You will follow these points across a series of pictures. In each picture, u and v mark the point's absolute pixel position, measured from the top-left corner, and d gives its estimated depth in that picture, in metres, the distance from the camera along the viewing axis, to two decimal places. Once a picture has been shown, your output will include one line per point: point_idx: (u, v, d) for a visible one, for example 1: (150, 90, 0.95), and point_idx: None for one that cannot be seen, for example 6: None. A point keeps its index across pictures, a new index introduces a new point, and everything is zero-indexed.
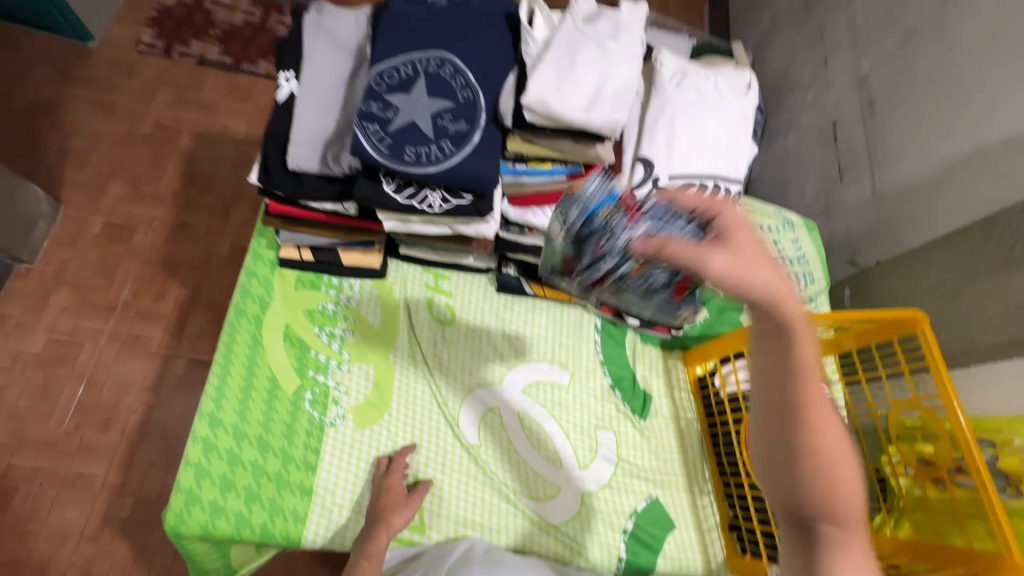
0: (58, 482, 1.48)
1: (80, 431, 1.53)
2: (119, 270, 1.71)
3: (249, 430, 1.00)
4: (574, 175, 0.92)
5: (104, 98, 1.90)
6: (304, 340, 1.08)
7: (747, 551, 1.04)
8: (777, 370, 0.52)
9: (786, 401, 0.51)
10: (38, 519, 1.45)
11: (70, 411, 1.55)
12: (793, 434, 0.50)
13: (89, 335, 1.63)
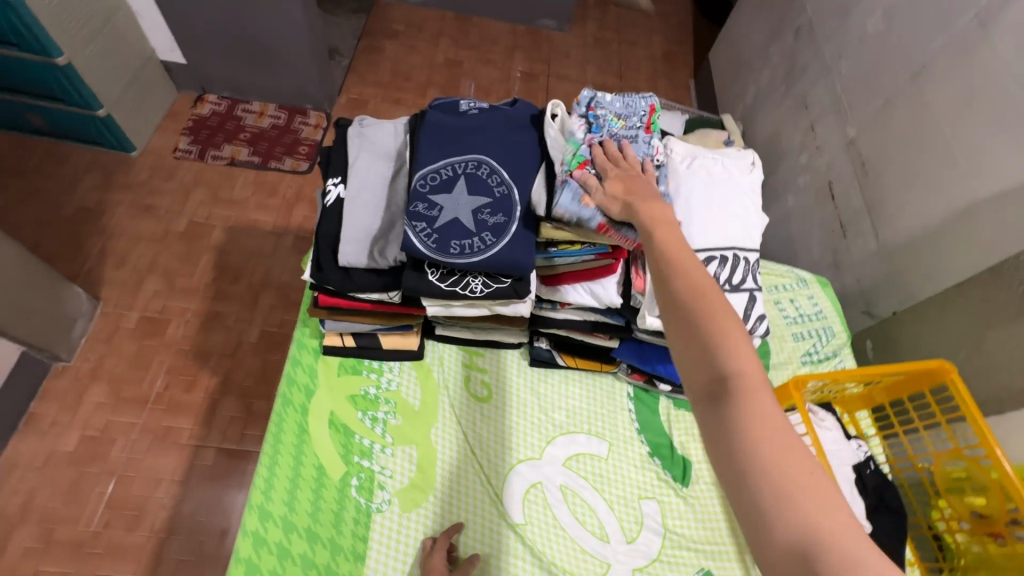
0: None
1: (108, 530, 1.52)
2: (150, 363, 1.77)
3: (298, 520, 1.00)
4: (602, 254, 0.98)
5: (143, 201, 2.04)
6: (349, 425, 1.11)
7: None
8: (676, 278, 0.66)
9: (683, 301, 0.63)
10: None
11: (98, 511, 1.54)
12: (689, 303, 0.62)
13: (121, 430, 1.65)
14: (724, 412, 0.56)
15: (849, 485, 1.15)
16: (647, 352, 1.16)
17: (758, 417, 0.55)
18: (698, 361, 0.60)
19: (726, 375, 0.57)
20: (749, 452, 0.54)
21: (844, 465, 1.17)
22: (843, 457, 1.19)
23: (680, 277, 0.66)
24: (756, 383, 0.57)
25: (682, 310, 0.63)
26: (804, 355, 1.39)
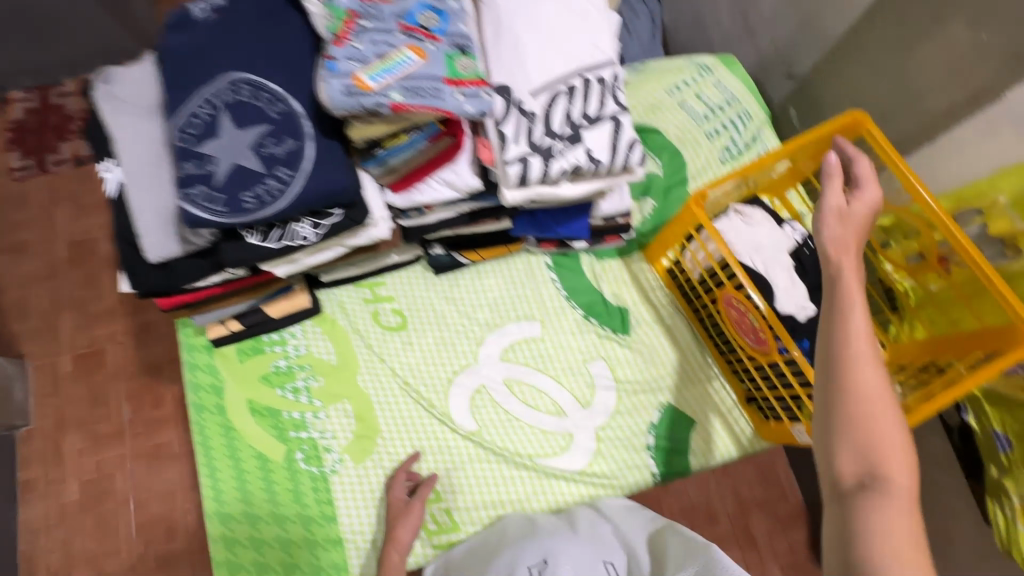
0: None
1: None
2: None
3: (260, 510, 1.00)
4: (435, 135, 0.82)
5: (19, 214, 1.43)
6: (272, 406, 1.06)
7: (770, 418, 1.03)
8: (840, 335, 0.66)
9: (836, 319, 0.67)
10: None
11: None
12: (849, 381, 0.63)
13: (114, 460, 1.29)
14: (867, 506, 0.58)
15: (790, 275, 1.09)
16: (541, 220, 1.04)
17: (892, 533, 0.56)
18: (847, 448, 0.62)
19: (886, 476, 0.59)
20: (881, 531, 0.56)
21: (781, 255, 1.10)
22: (779, 248, 1.11)
23: (857, 310, 0.66)
24: (902, 495, 0.58)
25: (838, 345, 0.66)
26: (723, 153, 1.24)
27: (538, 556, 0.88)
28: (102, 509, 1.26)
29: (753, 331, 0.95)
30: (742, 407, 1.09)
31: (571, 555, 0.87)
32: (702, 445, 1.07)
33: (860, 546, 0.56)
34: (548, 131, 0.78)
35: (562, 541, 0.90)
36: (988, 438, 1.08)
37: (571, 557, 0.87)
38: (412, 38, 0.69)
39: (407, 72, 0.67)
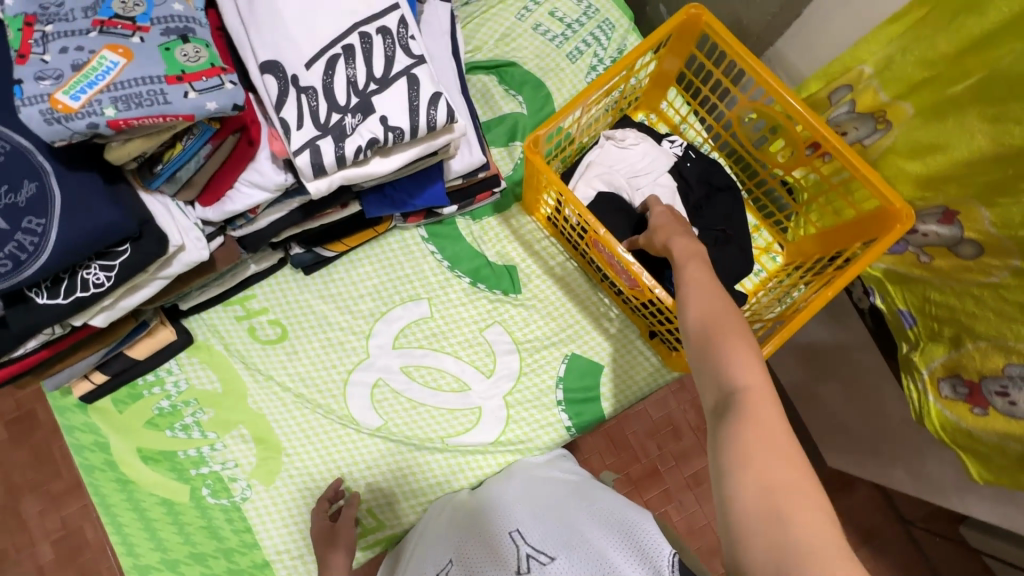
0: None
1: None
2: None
3: (178, 553, 0.97)
4: (216, 137, 0.72)
5: None
6: (165, 449, 1.01)
7: (673, 347, 0.99)
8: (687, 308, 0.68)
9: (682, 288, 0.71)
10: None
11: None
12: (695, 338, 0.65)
13: None
14: (727, 431, 0.55)
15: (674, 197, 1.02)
16: (393, 195, 0.93)
17: (747, 444, 0.53)
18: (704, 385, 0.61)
19: (732, 393, 0.57)
20: (743, 452, 0.53)
21: (661, 176, 1.03)
22: (657, 168, 1.03)
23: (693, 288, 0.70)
24: (758, 405, 0.55)
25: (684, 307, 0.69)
26: (590, 74, 1.13)
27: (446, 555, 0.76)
28: (84, 559, 1.13)
29: (626, 272, 0.92)
30: (647, 340, 1.06)
31: (476, 546, 0.74)
32: (614, 388, 1.04)
33: (730, 479, 0.53)
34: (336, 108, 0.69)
35: (469, 533, 0.76)
36: (894, 315, 1.06)
37: (476, 548, 0.73)
38: (112, 36, 0.59)
39: (114, 79, 0.57)
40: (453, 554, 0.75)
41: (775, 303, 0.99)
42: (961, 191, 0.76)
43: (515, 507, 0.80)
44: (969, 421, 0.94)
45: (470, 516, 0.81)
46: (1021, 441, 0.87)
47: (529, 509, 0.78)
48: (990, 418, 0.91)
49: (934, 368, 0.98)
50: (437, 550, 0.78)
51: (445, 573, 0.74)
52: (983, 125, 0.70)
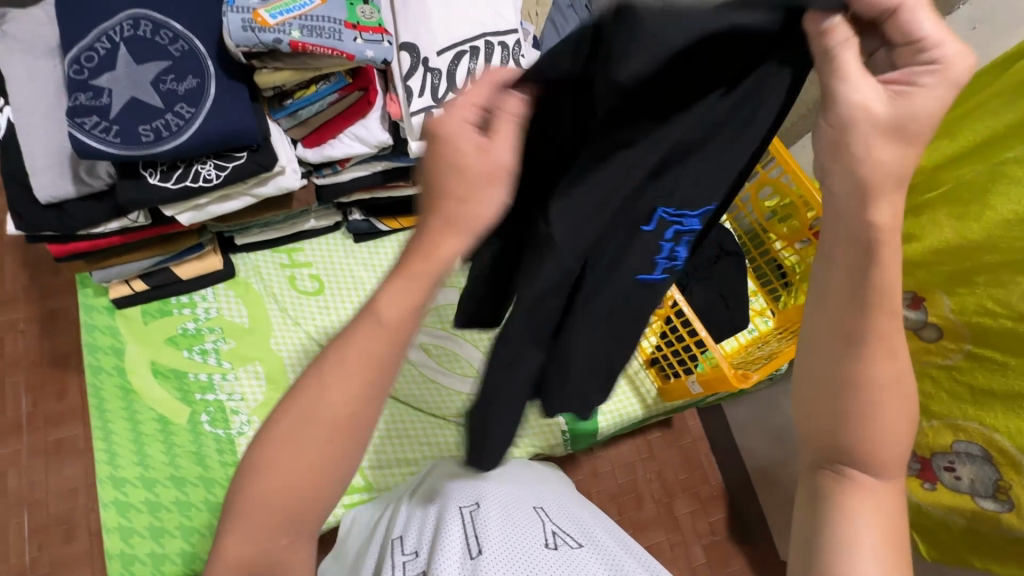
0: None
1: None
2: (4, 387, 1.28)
3: (159, 473, 0.96)
4: (345, 88, 0.85)
5: None
6: (177, 367, 1.03)
7: (671, 375, 1.10)
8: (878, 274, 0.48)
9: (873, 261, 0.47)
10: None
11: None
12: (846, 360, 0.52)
13: (6, 459, 1.23)
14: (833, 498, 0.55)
15: None
16: None
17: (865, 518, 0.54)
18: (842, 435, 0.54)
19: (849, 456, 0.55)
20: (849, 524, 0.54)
21: None
22: None
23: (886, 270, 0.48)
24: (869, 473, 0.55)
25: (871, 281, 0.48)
26: None
27: (470, 497, 0.74)
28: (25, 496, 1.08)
29: None
30: (647, 368, 1.16)
31: (502, 499, 0.74)
32: (611, 405, 1.13)
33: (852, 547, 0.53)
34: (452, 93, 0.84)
35: (494, 484, 0.77)
36: None
37: (503, 500, 0.74)
38: None
39: (304, 14, 0.72)
40: (482, 495, 0.73)
41: (761, 355, 1.14)
42: (929, 277, 0.96)
43: (531, 486, 0.82)
44: (920, 495, 1.04)
45: (491, 477, 0.82)
46: (963, 515, 0.98)
47: (544, 494, 0.81)
48: (937, 493, 1.01)
49: None
50: (459, 485, 0.77)
51: (470, 511, 0.71)
52: (951, 221, 0.90)
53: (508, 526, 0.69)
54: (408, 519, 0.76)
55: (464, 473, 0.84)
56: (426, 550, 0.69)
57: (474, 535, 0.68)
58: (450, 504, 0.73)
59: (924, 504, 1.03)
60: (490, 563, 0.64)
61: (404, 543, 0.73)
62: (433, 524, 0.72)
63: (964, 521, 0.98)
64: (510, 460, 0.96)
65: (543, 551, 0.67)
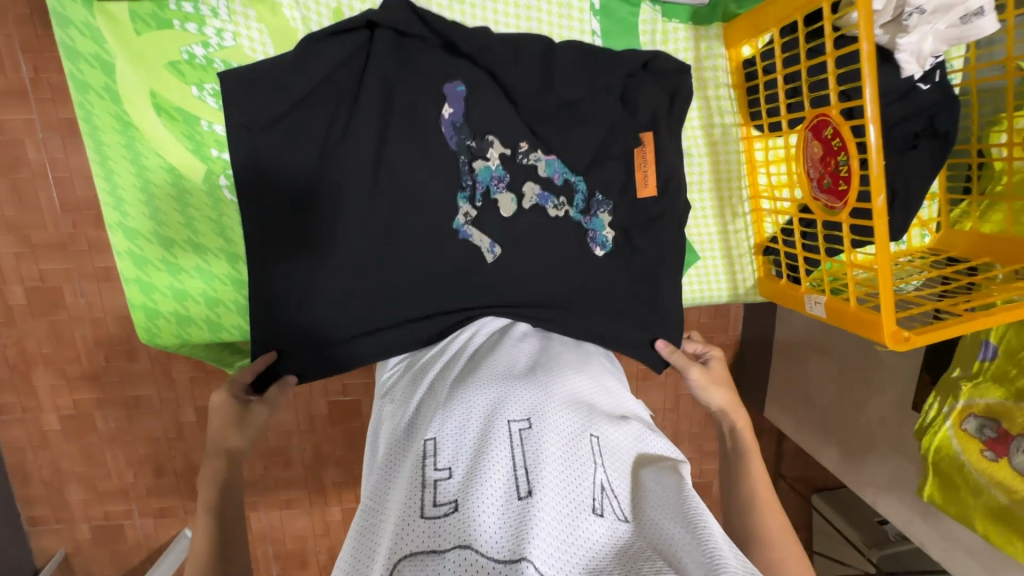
0: (92, 278, 1.39)
1: (82, 230, 1.35)
2: None
3: (175, 234, 0.83)
4: None
5: None
6: (184, 108, 0.79)
7: (784, 276, 0.89)
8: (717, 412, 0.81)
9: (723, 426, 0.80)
10: (98, 311, 1.42)
11: (58, 214, 1.34)
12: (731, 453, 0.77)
13: None
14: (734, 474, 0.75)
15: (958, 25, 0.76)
16: None
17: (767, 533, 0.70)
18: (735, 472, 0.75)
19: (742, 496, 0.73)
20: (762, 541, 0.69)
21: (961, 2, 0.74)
22: None
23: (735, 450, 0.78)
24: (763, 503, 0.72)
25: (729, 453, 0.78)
26: None
27: (522, 409, 0.68)
28: None
29: (828, 175, 0.71)
30: (755, 254, 0.94)
31: (558, 423, 0.68)
32: (696, 283, 0.94)
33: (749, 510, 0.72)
34: (536, 146, 0.85)
35: (551, 398, 0.71)
36: (972, 342, 1.03)
37: (557, 425, 0.67)
38: None
39: None
40: (532, 412, 0.68)
41: (896, 279, 0.90)
42: None
43: (583, 394, 0.75)
44: (974, 459, 0.99)
45: (546, 381, 0.74)
46: (1007, 493, 0.94)
47: (596, 410, 0.75)
48: (994, 466, 0.96)
49: (975, 403, 1.00)
50: (511, 394, 0.70)
51: (521, 429, 0.65)
52: None
53: (560, 464, 0.63)
54: (443, 421, 0.68)
55: (512, 361, 0.77)
56: (465, 471, 0.62)
57: (523, 467, 0.61)
58: (498, 415, 0.67)
59: (971, 465, 0.99)
60: (541, 509, 0.57)
61: (436, 453, 0.64)
62: (475, 436, 0.65)
63: (1005, 497, 0.95)
64: (566, 342, 0.86)
65: (590, 518, 0.60)
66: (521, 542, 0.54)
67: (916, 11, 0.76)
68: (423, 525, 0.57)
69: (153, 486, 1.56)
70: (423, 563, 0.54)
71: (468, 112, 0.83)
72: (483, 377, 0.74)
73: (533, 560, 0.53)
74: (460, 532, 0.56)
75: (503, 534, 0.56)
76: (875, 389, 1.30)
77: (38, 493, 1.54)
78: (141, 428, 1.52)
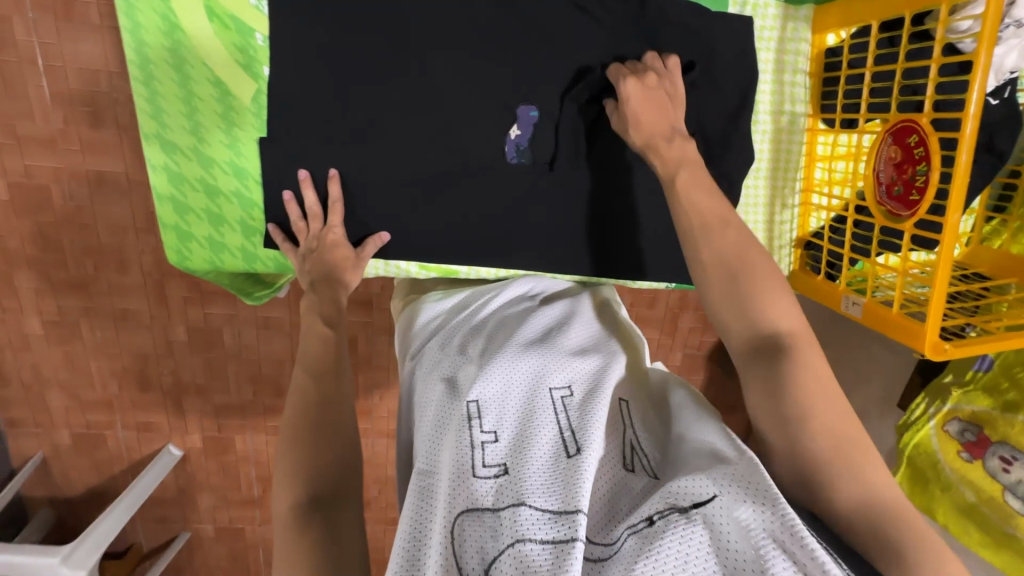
0: (82, 180, 1.28)
1: (74, 127, 1.23)
2: None
3: (216, 154, 0.78)
4: None
5: None
6: (238, 16, 0.73)
7: (822, 272, 0.91)
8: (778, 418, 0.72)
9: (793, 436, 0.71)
10: (87, 217, 1.32)
11: (47, 106, 1.20)
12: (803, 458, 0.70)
13: None
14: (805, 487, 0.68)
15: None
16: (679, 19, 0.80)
17: None
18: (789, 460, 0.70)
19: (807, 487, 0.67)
20: None
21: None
22: None
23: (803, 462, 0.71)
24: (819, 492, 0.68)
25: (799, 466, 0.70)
26: None
27: (564, 380, 0.70)
28: None
29: (900, 182, 0.71)
30: (795, 247, 0.95)
31: (598, 388, 0.69)
32: None
33: None
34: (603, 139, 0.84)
35: (589, 368, 0.72)
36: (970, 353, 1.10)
37: (597, 390, 0.68)
38: None
39: None
40: (573, 381, 0.70)
41: None
42: None
43: (618, 357, 0.75)
44: (950, 458, 1.07)
45: (583, 352, 0.75)
46: (974, 491, 1.03)
47: (629, 374, 0.75)
48: (969, 465, 1.04)
49: (961, 408, 1.08)
50: (550, 362, 0.71)
51: (563, 397, 0.68)
52: None
53: (601, 423, 0.64)
54: (485, 381, 0.68)
55: (547, 330, 0.78)
56: (512, 435, 0.64)
57: (568, 431, 0.63)
58: (541, 385, 0.69)
59: (945, 462, 1.08)
60: (588, 466, 0.59)
61: (479, 414, 0.65)
62: (520, 403, 0.67)
63: (972, 495, 1.03)
64: (598, 308, 0.84)
65: (624, 474, 0.61)
66: (570, 495, 0.56)
67: (1014, 24, 0.75)
68: (474, 485, 0.58)
69: (137, 399, 1.51)
70: (479, 522, 0.55)
71: (535, 137, 0.83)
72: (524, 340, 0.74)
73: (584, 511, 0.54)
74: (512, 492, 0.57)
75: (552, 490, 0.57)
76: (861, 383, 1.37)
77: (16, 395, 1.47)
78: (131, 340, 1.46)
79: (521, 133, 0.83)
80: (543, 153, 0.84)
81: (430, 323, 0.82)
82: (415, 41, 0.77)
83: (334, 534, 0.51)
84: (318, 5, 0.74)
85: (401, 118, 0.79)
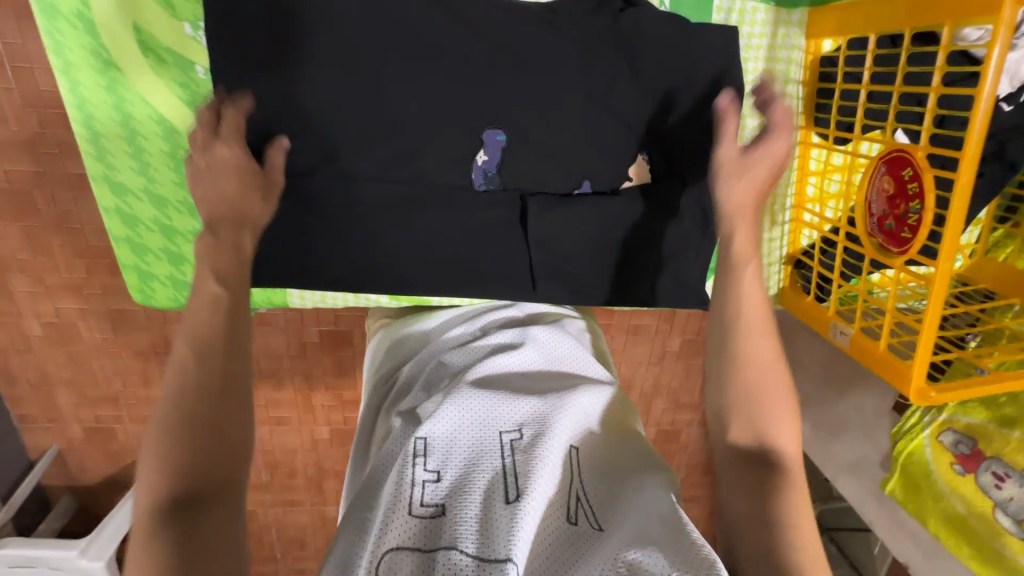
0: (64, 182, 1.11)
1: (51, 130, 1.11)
2: None
3: (168, 194, 0.75)
4: None
5: None
6: (175, 49, 0.68)
7: (812, 293, 0.86)
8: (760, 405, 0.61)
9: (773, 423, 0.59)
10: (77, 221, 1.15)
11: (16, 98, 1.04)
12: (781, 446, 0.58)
13: None
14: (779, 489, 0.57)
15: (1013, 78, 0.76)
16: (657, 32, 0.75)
17: None
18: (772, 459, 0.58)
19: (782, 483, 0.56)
20: None
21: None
22: None
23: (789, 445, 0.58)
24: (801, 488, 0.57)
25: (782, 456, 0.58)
26: None
27: (514, 421, 0.68)
28: None
29: (892, 216, 0.66)
30: (785, 264, 0.89)
31: (549, 430, 0.67)
32: None
33: None
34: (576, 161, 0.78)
35: (543, 407, 0.69)
36: None
37: (548, 432, 0.66)
38: None
39: None
40: (526, 421, 0.68)
41: None
42: None
43: (578, 394, 0.72)
44: (944, 470, 1.05)
45: (540, 392, 0.72)
46: (966, 505, 1.01)
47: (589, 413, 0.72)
48: (962, 478, 1.03)
49: (958, 421, 1.05)
50: (502, 404, 0.70)
51: (511, 440, 0.66)
52: None
53: (547, 471, 0.62)
54: (434, 419, 0.67)
55: (505, 369, 0.76)
56: (454, 473, 0.63)
57: (510, 476, 0.61)
58: (490, 427, 0.67)
59: (937, 473, 1.06)
60: (526, 514, 0.57)
61: (426, 452, 0.64)
62: (466, 444, 0.66)
63: (964, 508, 1.02)
64: (565, 343, 0.80)
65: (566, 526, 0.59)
66: (502, 542, 0.54)
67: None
68: (406, 524, 0.57)
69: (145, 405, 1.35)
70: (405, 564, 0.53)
71: (505, 162, 0.78)
72: (481, 380, 0.73)
73: (514, 562, 0.53)
74: (444, 535, 0.56)
75: (485, 537, 0.55)
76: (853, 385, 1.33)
77: (24, 395, 1.31)
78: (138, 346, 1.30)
79: (489, 158, 0.78)
80: (511, 179, 0.79)
81: (394, 353, 0.81)
82: (374, 63, 0.72)
83: (196, 539, 0.47)
84: (267, 33, 0.69)
85: (360, 146, 0.75)
